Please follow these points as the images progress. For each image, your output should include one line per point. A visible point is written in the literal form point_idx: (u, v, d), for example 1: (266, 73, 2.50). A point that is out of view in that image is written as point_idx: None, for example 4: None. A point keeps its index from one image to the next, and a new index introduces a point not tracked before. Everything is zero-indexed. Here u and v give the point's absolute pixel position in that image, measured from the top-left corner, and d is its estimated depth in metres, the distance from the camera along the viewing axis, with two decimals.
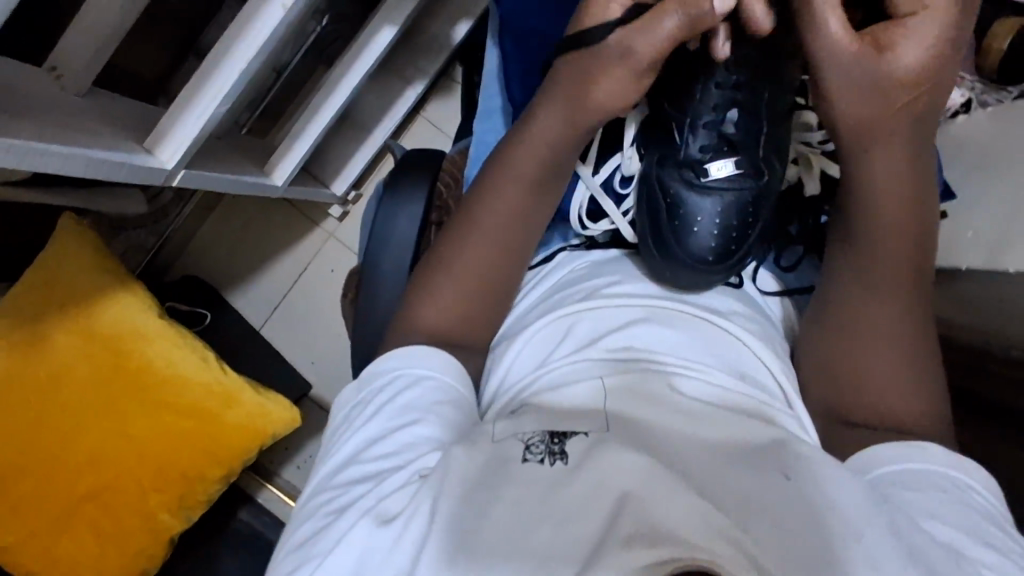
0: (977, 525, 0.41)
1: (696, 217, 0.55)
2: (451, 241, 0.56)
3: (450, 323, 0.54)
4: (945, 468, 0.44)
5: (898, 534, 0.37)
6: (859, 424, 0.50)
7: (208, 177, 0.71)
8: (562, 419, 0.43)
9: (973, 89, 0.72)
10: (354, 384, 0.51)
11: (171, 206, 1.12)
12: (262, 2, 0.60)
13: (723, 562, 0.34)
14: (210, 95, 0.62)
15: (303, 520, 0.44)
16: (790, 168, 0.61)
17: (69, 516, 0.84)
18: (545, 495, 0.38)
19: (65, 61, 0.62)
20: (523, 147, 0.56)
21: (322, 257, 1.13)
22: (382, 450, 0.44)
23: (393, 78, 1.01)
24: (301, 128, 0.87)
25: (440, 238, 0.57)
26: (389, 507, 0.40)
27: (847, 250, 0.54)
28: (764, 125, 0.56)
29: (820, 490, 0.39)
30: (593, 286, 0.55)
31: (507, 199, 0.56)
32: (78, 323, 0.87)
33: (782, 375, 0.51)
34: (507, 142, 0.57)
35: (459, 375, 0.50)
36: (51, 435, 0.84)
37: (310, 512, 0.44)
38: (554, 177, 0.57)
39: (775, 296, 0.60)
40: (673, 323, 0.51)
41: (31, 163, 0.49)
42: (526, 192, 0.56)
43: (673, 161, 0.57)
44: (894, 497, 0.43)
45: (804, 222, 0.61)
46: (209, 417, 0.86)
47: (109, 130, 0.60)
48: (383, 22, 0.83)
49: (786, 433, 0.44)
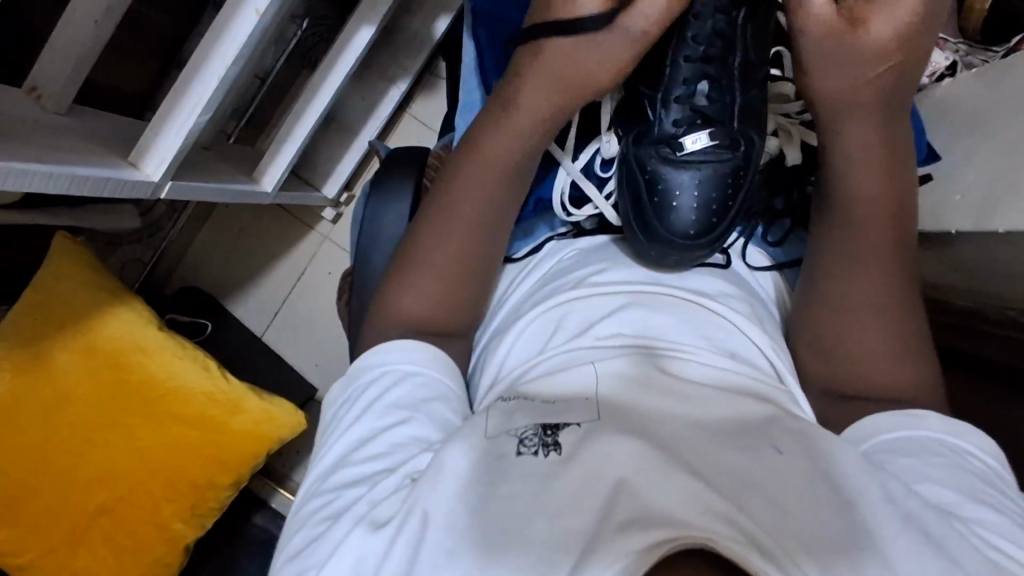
0: (972, 486, 0.41)
1: (674, 193, 0.55)
2: (429, 232, 0.56)
3: (435, 312, 0.54)
4: (941, 433, 0.45)
5: (892, 501, 0.38)
6: (853, 396, 0.50)
7: (197, 187, 0.71)
8: (554, 409, 0.44)
9: (959, 51, 0.73)
10: (345, 385, 0.51)
11: (165, 220, 1.12)
12: (236, 10, 0.60)
13: (718, 539, 0.34)
14: (192, 105, 0.62)
15: (298, 527, 0.44)
16: (772, 141, 0.61)
17: (82, 532, 0.85)
18: (540, 488, 0.38)
19: (44, 79, 0.62)
20: (497, 136, 0.57)
21: (319, 260, 1.14)
22: (374, 451, 0.45)
23: (376, 77, 1.01)
24: (288, 132, 0.87)
25: (416, 227, 0.57)
26: (382, 512, 0.41)
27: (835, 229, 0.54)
28: (738, 96, 0.56)
29: (814, 468, 0.39)
30: (578, 276, 0.55)
31: (483, 186, 0.56)
32: (79, 341, 0.88)
33: (771, 352, 0.51)
34: (478, 128, 0.58)
35: (449, 369, 0.51)
36: (57, 454, 0.85)
37: (305, 518, 0.44)
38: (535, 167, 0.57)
39: (765, 270, 0.60)
40: (660, 308, 0.51)
41: (16, 183, 0.49)
42: (502, 179, 0.57)
43: (649, 138, 0.57)
44: (889, 465, 0.44)
45: (790, 196, 0.61)
46: (214, 425, 0.86)
47: (93, 148, 0.61)
48: (360, 23, 0.83)
49: (777, 410, 0.44)
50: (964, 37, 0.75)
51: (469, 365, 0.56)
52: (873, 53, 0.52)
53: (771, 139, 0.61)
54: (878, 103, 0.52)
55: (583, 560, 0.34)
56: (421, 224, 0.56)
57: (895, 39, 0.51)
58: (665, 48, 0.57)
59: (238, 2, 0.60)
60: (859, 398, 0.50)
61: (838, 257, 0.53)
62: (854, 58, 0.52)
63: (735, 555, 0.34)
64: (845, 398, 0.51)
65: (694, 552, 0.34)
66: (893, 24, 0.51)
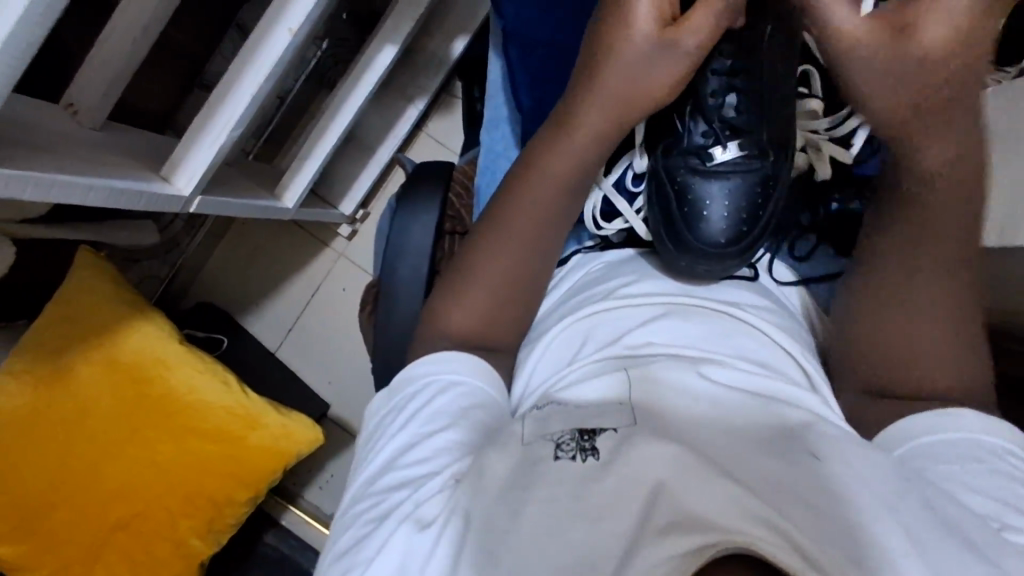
0: (1010, 492, 0.42)
1: (705, 202, 0.56)
2: (473, 251, 0.57)
3: (486, 327, 0.55)
4: (979, 434, 0.45)
5: (930, 507, 0.38)
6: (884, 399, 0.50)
7: (224, 202, 0.72)
8: (589, 414, 0.44)
9: None
10: (385, 392, 0.53)
11: (183, 236, 1.13)
12: (268, 29, 0.62)
13: (765, 544, 0.35)
14: (225, 121, 0.63)
15: (344, 529, 0.45)
16: (800, 156, 0.61)
17: (101, 545, 0.85)
18: (579, 492, 0.39)
19: (81, 97, 0.63)
20: (546, 159, 0.56)
21: (335, 276, 1.14)
22: (417, 457, 0.45)
23: (395, 96, 1.02)
24: (310, 149, 0.89)
25: (463, 249, 0.58)
26: (425, 513, 0.41)
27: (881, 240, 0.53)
28: (767, 109, 0.56)
29: (853, 471, 0.39)
30: (610, 286, 0.57)
31: (534, 203, 0.56)
32: (101, 353, 0.88)
33: (805, 362, 0.51)
34: (537, 147, 0.57)
35: (488, 377, 0.51)
36: (78, 467, 0.85)
37: (351, 520, 0.45)
38: (579, 180, 0.57)
39: (791, 286, 0.60)
40: (694, 318, 0.52)
41: (56, 195, 0.50)
42: (555, 191, 0.56)
43: (678, 150, 0.58)
44: (926, 468, 0.44)
45: (816, 212, 0.62)
46: (234, 439, 0.86)
47: (127, 162, 0.62)
48: (383, 42, 0.84)
49: (811, 415, 0.44)
50: None
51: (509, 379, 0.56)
52: (917, 59, 0.47)
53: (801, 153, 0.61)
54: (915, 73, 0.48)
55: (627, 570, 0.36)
56: (467, 245, 0.58)
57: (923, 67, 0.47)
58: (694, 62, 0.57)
59: (271, 22, 0.61)
60: (905, 398, 0.49)
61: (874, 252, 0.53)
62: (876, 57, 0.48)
63: (781, 561, 0.35)
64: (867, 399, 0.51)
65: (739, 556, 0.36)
66: (945, 22, 0.45)
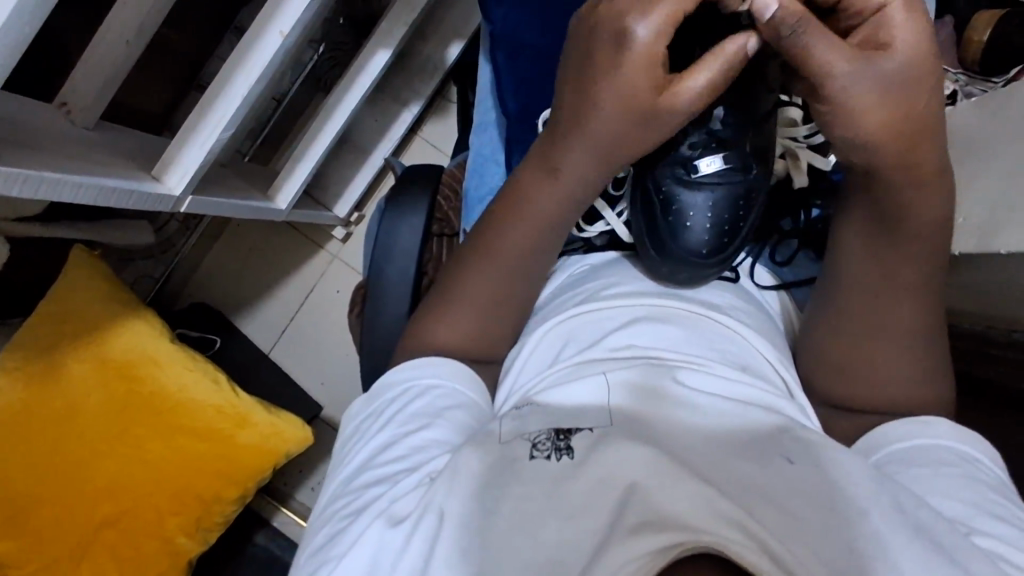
0: (983, 498, 0.43)
1: (688, 213, 0.56)
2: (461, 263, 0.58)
3: (469, 336, 0.56)
4: (951, 443, 0.47)
5: (902, 510, 0.38)
6: (860, 407, 0.52)
7: (215, 202, 0.73)
8: (565, 415, 0.45)
9: (959, 81, 0.76)
10: (365, 396, 0.54)
11: (177, 237, 1.14)
12: (259, 30, 0.62)
13: (733, 547, 0.36)
14: (216, 121, 0.64)
15: (322, 524, 0.46)
16: (777, 164, 0.62)
17: (89, 542, 0.85)
18: (552, 491, 0.40)
19: (75, 97, 0.64)
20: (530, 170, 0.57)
21: (328, 278, 1.15)
22: (395, 454, 0.46)
23: (390, 100, 1.03)
24: (303, 152, 0.89)
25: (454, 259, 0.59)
26: (400, 508, 0.42)
27: (874, 253, 0.52)
28: (750, 122, 0.56)
29: (827, 476, 0.40)
30: (591, 289, 0.57)
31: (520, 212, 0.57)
32: (94, 350, 0.89)
33: (781, 370, 0.52)
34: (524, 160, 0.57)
35: (468, 380, 0.52)
36: (69, 463, 0.85)
37: (330, 514, 0.46)
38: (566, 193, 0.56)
39: (771, 289, 0.61)
40: (674, 321, 0.52)
41: (46, 192, 0.51)
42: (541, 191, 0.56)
43: (664, 159, 0.57)
44: (902, 476, 0.45)
45: (797, 217, 0.62)
46: (223, 438, 0.87)
47: (119, 162, 0.62)
48: (377, 46, 0.85)
49: (783, 417, 0.45)
50: (962, 66, 0.77)
51: (494, 386, 0.57)
52: (899, 75, 0.46)
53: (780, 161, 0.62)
54: (919, 79, 0.46)
55: (595, 568, 0.36)
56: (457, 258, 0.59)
57: (917, 73, 0.46)
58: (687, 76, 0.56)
59: (263, 24, 0.62)
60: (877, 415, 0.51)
61: (852, 270, 0.53)
62: (885, 63, 0.45)
63: (746, 560, 0.36)
64: (839, 408, 0.53)
65: (710, 555, 0.37)
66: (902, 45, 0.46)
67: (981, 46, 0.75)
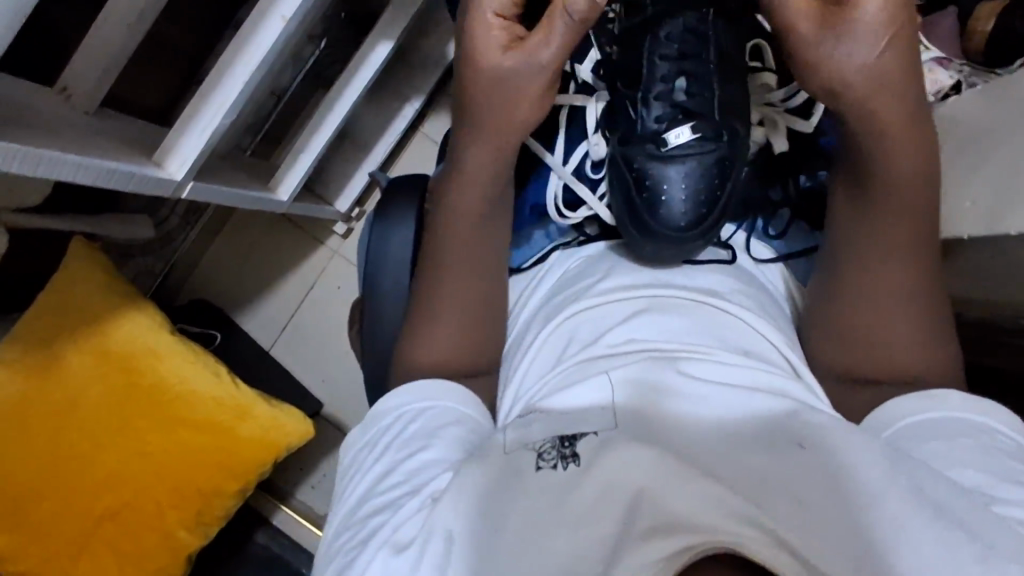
0: (1004, 466, 0.42)
1: (663, 186, 0.55)
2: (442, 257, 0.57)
3: (463, 328, 0.56)
4: (965, 412, 0.46)
5: (921, 494, 0.37)
6: (876, 379, 0.51)
7: (215, 190, 0.72)
8: (570, 420, 0.45)
9: (963, 71, 0.74)
10: (359, 426, 0.53)
11: (177, 232, 1.13)
12: (260, 17, 0.62)
13: (747, 546, 0.37)
14: (217, 106, 0.63)
15: (328, 560, 0.46)
16: (757, 130, 0.61)
17: (91, 533, 0.84)
18: (558, 504, 0.40)
19: (75, 79, 0.64)
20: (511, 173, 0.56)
21: (328, 274, 1.15)
22: (394, 480, 0.46)
23: (390, 96, 1.03)
24: (303, 144, 0.89)
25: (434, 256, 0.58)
26: (404, 535, 0.42)
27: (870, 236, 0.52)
28: (715, 89, 0.56)
29: (838, 461, 0.40)
30: (587, 283, 0.57)
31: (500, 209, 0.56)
32: (95, 343, 0.88)
33: (787, 351, 0.52)
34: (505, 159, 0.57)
35: (461, 398, 0.52)
36: (68, 461, 0.85)
37: (335, 551, 0.46)
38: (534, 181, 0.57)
39: (771, 265, 0.61)
40: (673, 311, 0.52)
41: (46, 171, 0.50)
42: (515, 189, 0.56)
43: (635, 137, 0.57)
44: (918, 450, 0.45)
45: (787, 186, 0.61)
46: (222, 430, 0.86)
47: (119, 147, 0.62)
48: (378, 39, 0.85)
49: (796, 401, 0.44)
50: (966, 57, 0.77)
51: (497, 393, 0.57)
52: None
53: (756, 128, 0.61)
54: None
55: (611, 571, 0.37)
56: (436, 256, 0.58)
57: None
58: (642, 49, 0.58)
59: (265, 8, 0.62)
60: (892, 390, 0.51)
61: (855, 259, 0.53)
62: None
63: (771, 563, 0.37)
64: (852, 386, 0.52)
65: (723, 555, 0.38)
66: None
67: (984, 36, 0.75)
